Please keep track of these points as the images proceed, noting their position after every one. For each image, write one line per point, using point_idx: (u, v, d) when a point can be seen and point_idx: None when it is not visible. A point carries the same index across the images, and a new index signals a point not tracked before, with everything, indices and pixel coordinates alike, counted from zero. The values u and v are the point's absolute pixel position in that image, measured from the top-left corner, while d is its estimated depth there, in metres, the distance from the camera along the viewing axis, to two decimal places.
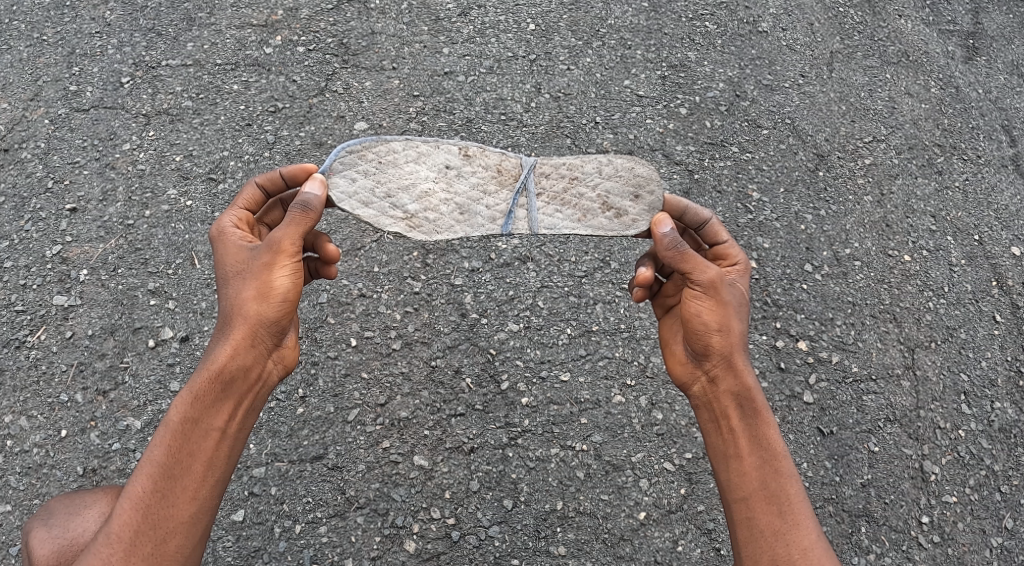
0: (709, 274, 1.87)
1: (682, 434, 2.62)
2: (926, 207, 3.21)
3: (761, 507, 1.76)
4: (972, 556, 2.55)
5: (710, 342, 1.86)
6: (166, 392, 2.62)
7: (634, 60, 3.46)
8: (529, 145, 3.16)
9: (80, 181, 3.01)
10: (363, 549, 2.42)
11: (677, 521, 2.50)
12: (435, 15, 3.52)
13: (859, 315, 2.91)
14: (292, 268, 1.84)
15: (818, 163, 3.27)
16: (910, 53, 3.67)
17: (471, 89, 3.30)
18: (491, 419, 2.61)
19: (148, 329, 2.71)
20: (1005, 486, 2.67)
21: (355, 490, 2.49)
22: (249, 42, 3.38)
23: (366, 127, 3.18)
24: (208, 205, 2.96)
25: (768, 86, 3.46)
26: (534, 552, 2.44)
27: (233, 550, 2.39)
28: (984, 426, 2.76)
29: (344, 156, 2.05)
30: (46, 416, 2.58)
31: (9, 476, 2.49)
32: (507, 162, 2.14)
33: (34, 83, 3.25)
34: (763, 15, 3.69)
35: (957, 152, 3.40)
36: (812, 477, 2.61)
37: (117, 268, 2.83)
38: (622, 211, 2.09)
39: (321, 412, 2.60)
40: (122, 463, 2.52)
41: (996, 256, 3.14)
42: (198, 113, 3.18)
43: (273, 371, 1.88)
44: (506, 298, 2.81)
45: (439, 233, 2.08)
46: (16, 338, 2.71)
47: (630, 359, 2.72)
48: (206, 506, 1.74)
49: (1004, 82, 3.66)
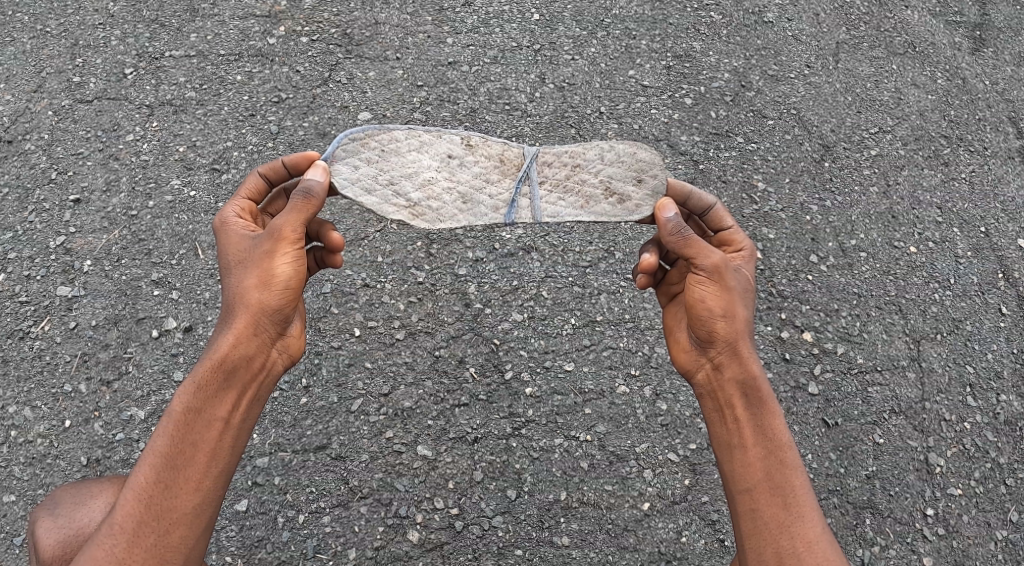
0: (713, 259, 1.85)
1: (686, 425, 2.61)
2: (932, 199, 3.20)
3: (766, 499, 1.75)
4: (977, 549, 2.53)
5: (715, 329, 1.85)
6: (170, 382, 2.62)
7: (639, 49, 3.44)
8: (532, 135, 3.15)
9: (84, 172, 3.01)
10: (366, 539, 2.42)
11: (681, 512, 2.49)
12: (438, 5, 3.50)
13: (865, 306, 2.90)
14: (293, 256, 1.83)
15: (824, 153, 3.25)
16: (916, 44, 3.65)
17: (475, 79, 3.29)
18: (495, 409, 2.61)
19: (152, 319, 2.71)
20: (1011, 478, 2.65)
21: (359, 481, 2.49)
22: (252, 33, 3.37)
23: (370, 118, 3.17)
24: (211, 196, 2.95)
25: (773, 77, 3.45)
26: (538, 543, 2.43)
27: (236, 540, 2.39)
28: (990, 418, 2.75)
29: (347, 143, 2.05)
30: (50, 406, 2.58)
31: (13, 467, 2.49)
32: (509, 151, 2.14)
33: (37, 74, 3.24)
34: (768, 6, 3.67)
35: (963, 143, 3.38)
36: (816, 468, 2.60)
37: (120, 260, 2.82)
38: (625, 197, 2.08)
39: (323, 402, 2.59)
40: (125, 454, 2.52)
41: (1002, 248, 3.12)
42: (202, 104, 3.17)
43: (278, 360, 1.89)
44: (510, 288, 2.80)
45: (442, 222, 2.07)
46: (20, 329, 2.71)
47: (634, 350, 2.71)
48: (210, 496, 1.74)
49: (1011, 73, 3.63)
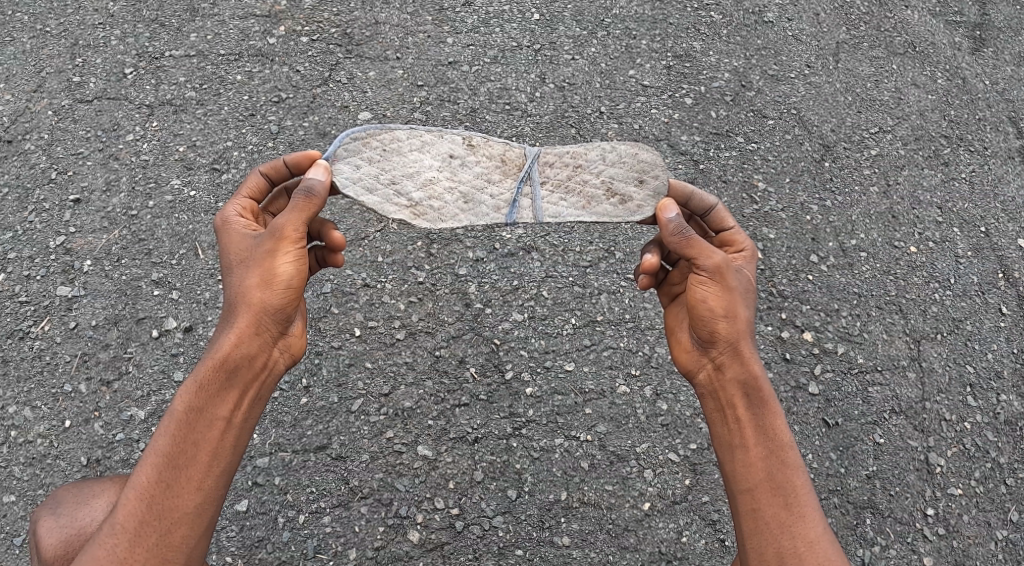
0: (715, 259, 1.85)
1: (686, 425, 2.61)
2: (932, 199, 3.20)
3: (767, 499, 1.75)
4: (977, 549, 2.53)
5: (716, 329, 1.85)
6: (170, 382, 2.62)
7: (639, 49, 3.44)
8: (532, 135, 3.15)
9: (84, 172, 3.01)
10: (367, 539, 2.42)
11: (681, 511, 2.49)
12: (438, 5, 3.50)
13: (865, 306, 2.90)
14: (295, 255, 1.83)
15: (824, 153, 3.25)
16: (916, 44, 3.65)
17: (475, 79, 3.29)
18: (495, 409, 2.61)
19: (152, 319, 2.71)
20: (1011, 478, 2.65)
21: (359, 481, 2.49)
22: (252, 33, 3.37)
23: (370, 117, 3.17)
24: (211, 196, 2.95)
25: (773, 77, 3.45)
26: (538, 543, 2.43)
27: (236, 540, 2.39)
28: (990, 418, 2.75)
29: (348, 143, 2.04)
30: (50, 406, 2.58)
31: (13, 467, 2.49)
32: (511, 152, 2.14)
33: (37, 74, 3.24)
34: (769, 6, 3.67)
35: (964, 143, 3.38)
36: (816, 468, 2.60)
37: (120, 259, 2.82)
38: (626, 197, 2.08)
39: (324, 402, 2.59)
40: (125, 454, 2.52)
41: (1002, 248, 3.12)
42: (202, 104, 3.17)
43: (280, 359, 1.89)
44: (510, 288, 2.80)
45: (444, 221, 2.06)
46: (20, 329, 2.71)
47: (635, 350, 2.71)
48: (212, 496, 1.74)
49: (1011, 73, 3.63)
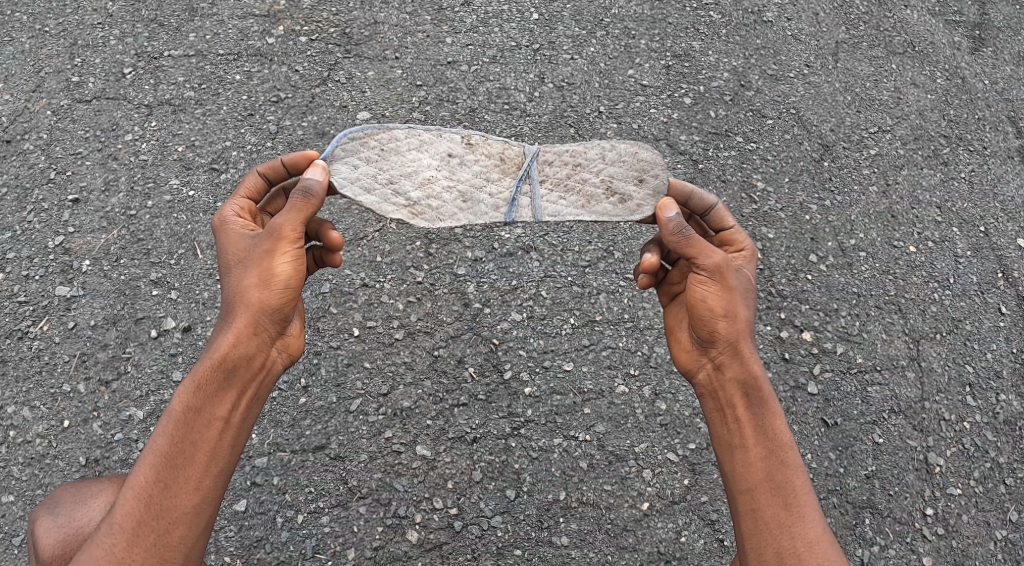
0: (714, 258, 1.85)
1: (685, 425, 2.61)
2: (932, 199, 3.19)
3: (766, 499, 1.75)
4: (976, 549, 2.53)
5: (716, 328, 1.85)
6: (168, 382, 2.61)
7: (638, 49, 3.44)
8: (531, 135, 3.15)
9: (83, 172, 3.00)
10: (365, 539, 2.42)
11: (680, 511, 2.49)
12: (437, 5, 3.50)
13: (864, 306, 2.89)
14: (293, 255, 1.82)
15: (823, 153, 3.25)
16: (916, 43, 3.64)
17: (474, 79, 3.28)
18: (494, 409, 2.61)
19: (151, 319, 2.71)
20: (1011, 478, 2.65)
21: (358, 480, 2.49)
22: (251, 32, 3.36)
23: (369, 117, 3.16)
24: (210, 196, 2.95)
25: (773, 76, 3.44)
26: (537, 542, 2.43)
27: (235, 540, 2.39)
28: (990, 418, 2.75)
29: (347, 143, 2.04)
30: (49, 406, 2.58)
31: (12, 467, 2.49)
32: (510, 150, 2.14)
33: (36, 74, 3.24)
34: (768, 6, 3.66)
35: (963, 143, 3.38)
36: (816, 468, 2.60)
37: (119, 259, 2.82)
38: (626, 196, 2.08)
39: (322, 402, 2.59)
40: (124, 454, 2.52)
41: (1002, 247, 3.11)
42: (200, 103, 3.17)
43: (278, 359, 1.88)
44: (509, 288, 2.80)
45: (442, 221, 2.06)
46: (18, 329, 2.71)
47: (633, 350, 2.71)
48: (210, 496, 1.73)
49: (1011, 73, 3.63)
